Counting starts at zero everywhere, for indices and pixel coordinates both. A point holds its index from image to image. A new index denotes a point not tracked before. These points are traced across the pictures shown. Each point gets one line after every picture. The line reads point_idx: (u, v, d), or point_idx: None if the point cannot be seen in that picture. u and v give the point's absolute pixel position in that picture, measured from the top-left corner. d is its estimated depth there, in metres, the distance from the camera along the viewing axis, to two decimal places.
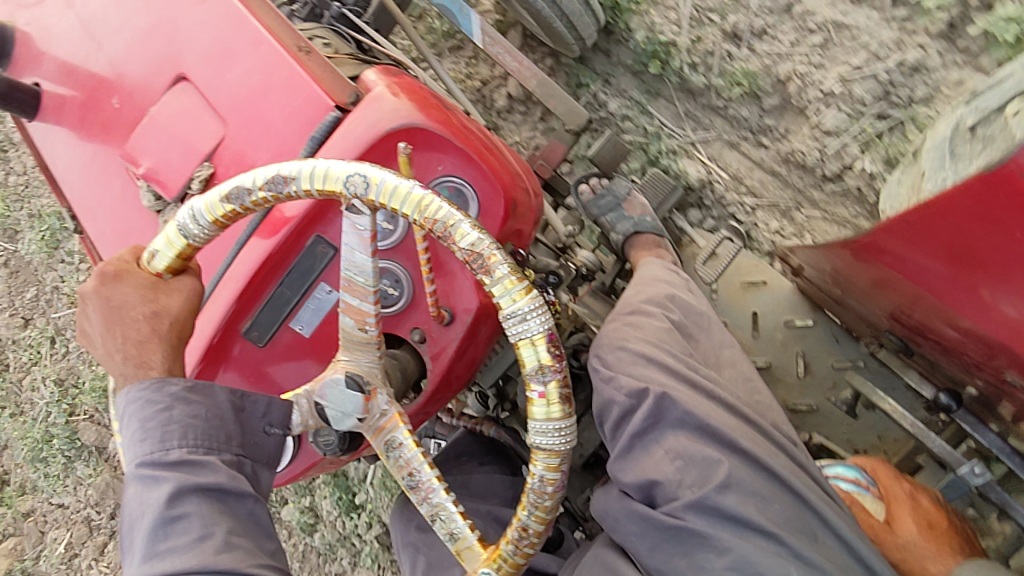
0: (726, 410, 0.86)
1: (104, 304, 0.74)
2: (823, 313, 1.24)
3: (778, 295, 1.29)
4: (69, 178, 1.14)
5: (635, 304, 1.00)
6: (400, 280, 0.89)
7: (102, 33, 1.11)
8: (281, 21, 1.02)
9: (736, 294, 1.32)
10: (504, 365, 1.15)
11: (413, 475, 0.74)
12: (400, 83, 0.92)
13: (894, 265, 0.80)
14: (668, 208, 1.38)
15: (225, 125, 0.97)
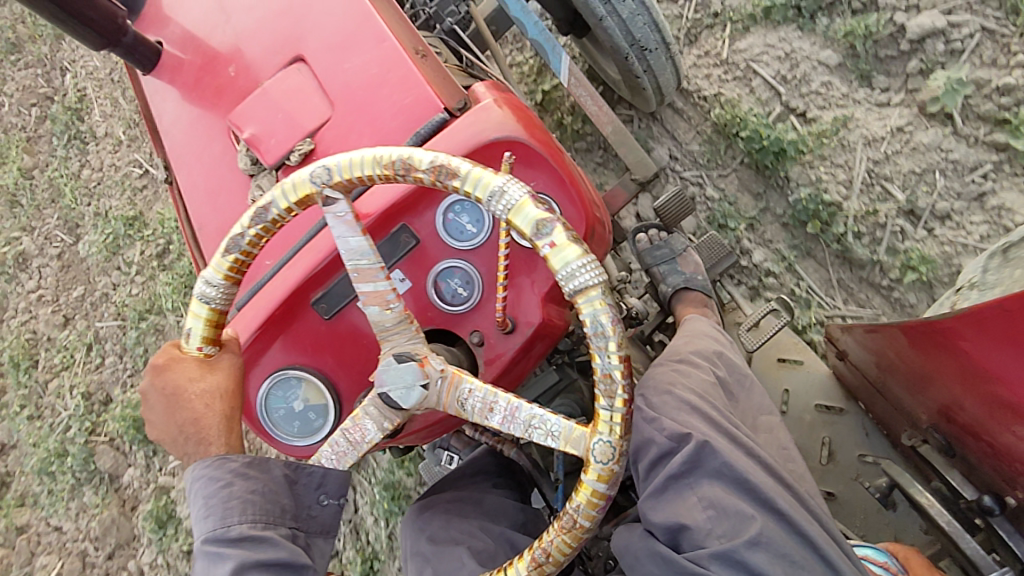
0: (765, 470, 0.83)
1: (163, 395, 0.83)
2: (857, 403, 1.19)
3: (813, 377, 1.25)
4: (170, 132, 1.20)
5: (682, 351, 0.98)
6: (471, 281, 0.92)
7: (233, 7, 1.17)
8: (403, 24, 1.08)
9: (770, 368, 1.30)
10: (542, 387, 1.16)
11: (494, 413, 0.76)
12: (508, 99, 0.96)
13: (969, 359, 0.81)
14: (721, 271, 1.32)
15: (333, 108, 1.03)
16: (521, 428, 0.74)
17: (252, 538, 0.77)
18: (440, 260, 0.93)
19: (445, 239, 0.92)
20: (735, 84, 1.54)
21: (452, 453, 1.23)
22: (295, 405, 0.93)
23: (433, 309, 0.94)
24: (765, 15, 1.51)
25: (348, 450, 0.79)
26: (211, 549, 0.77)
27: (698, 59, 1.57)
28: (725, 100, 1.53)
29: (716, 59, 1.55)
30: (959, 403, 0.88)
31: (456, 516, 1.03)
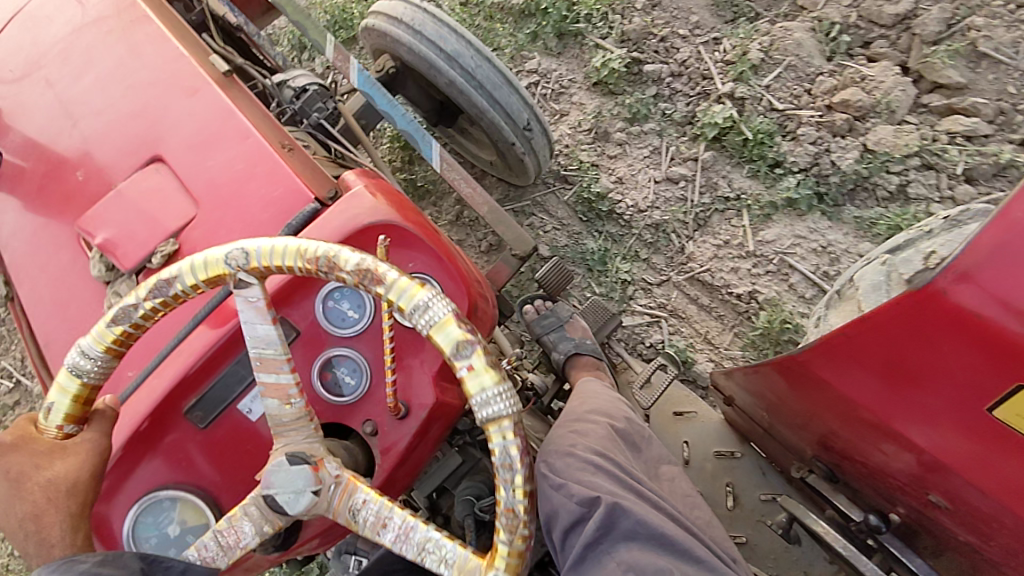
0: (671, 520, 0.87)
1: (1, 478, 0.68)
2: (750, 446, 1.22)
3: (708, 426, 1.28)
4: (13, 246, 1.10)
5: (580, 413, 1.01)
6: (359, 368, 0.89)
7: (80, 111, 1.11)
8: (267, 120, 1.09)
9: (668, 424, 1.32)
10: (444, 473, 1.11)
11: (384, 528, 0.70)
12: (378, 185, 0.98)
13: (824, 387, 0.86)
14: (607, 334, 1.34)
15: (197, 206, 0.99)
16: (414, 551, 0.69)
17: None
18: (326, 350, 0.89)
19: (327, 327, 0.89)
20: (768, 280, 1.48)
21: (360, 555, 1.09)
22: (169, 530, 0.82)
23: (321, 403, 0.90)
24: (788, 205, 1.50)
25: (218, 555, 0.71)
26: None
27: (717, 249, 1.53)
28: (765, 300, 1.46)
29: (742, 250, 1.52)
30: (835, 433, 0.93)
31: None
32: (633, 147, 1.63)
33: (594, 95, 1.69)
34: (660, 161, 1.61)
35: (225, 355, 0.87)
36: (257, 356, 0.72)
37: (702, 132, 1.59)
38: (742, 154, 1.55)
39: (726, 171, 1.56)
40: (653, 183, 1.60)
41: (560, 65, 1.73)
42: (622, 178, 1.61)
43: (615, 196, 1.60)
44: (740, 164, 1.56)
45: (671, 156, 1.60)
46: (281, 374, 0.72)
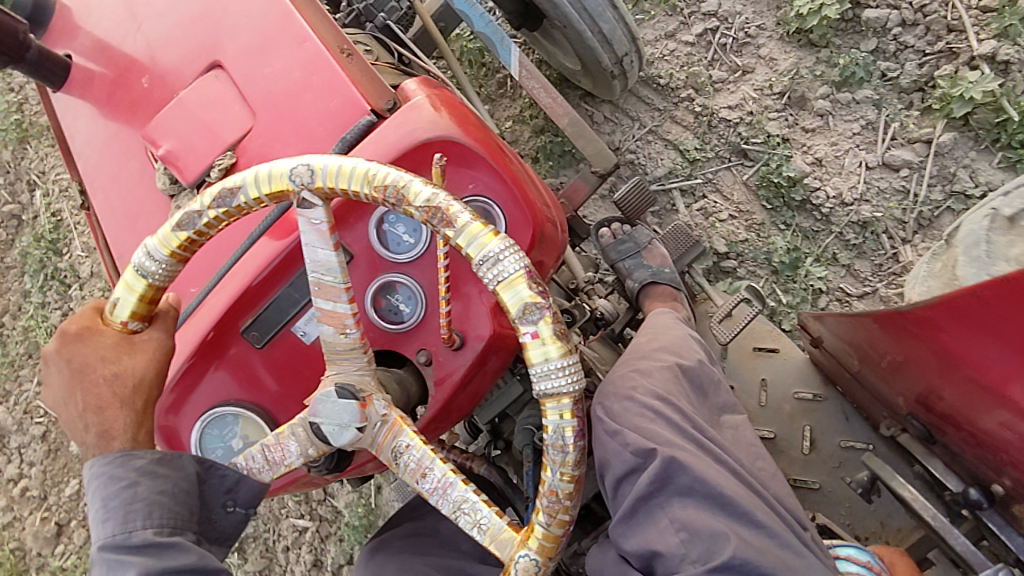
0: (733, 477, 0.78)
1: (68, 367, 0.70)
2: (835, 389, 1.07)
3: (791, 365, 1.13)
4: (88, 154, 1.09)
5: (647, 350, 0.92)
6: (414, 297, 0.85)
7: (144, 13, 1.06)
8: (329, 23, 1.00)
9: (746, 359, 1.16)
10: (504, 401, 1.01)
11: (423, 477, 0.69)
12: (441, 96, 0.89)
13: (945, 347, 0.75)
14: (688, 263, 1.22)
15: (254, 118, 0.95)
16: (450, 508, 0.68)
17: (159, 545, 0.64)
18: (381, 275, 0.85)
19: (383, 253, 0.85)
20: None
21: None
22: (233, 444, 0.85)
23: (375, 328, 0.86)
24: None
25: (263, 468, 0.71)
26: (110, 556, 0.63)
27: None
28: None
29: None
30: (935, 391, 0.83)
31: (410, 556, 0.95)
32: (838, 119, 1.42)
33: (792, 50, 1.45)
34: (873, 137, 1.40)
35: (279, 278, 0.85)
36: (316, 282, 0.69)
37: (942, 107, 1.34)
38: (987, 136, 1.32)
39: (968, 158, 1.34)
40: (864, 169, 1.39)
41: (745, 6, 1.50)
42: (822, 159, 1.41)
43: (812, 182, 1.40)
44: (985, 149, 1.33)
45: (892, 134, 1.39)
46: (340, 303, 0.69)
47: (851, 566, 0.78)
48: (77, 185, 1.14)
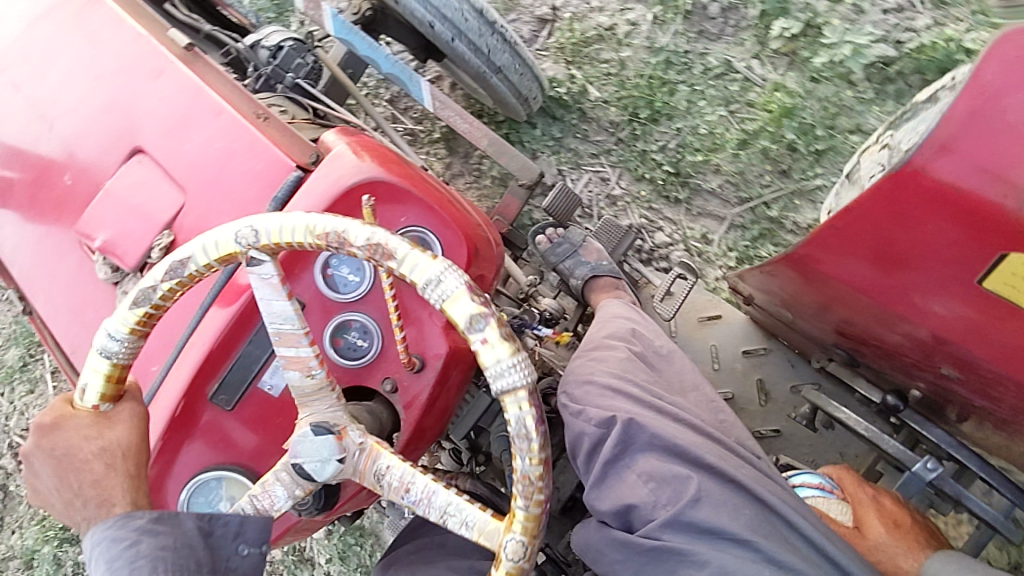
0: (692, 431, 0.90)
1: (50, 459, 0.78)
2: (776, 340, 1.51)
3: (732, 325, 1.59)
4: (18, 259, 1.24)
5: (599, 340, 1.11)
6: (368, 331, 0.95)
7: (53, 114, 1.24)
8: (237, 91, 1.14)
9: (695, 328, 1.61)
10: (474, 414, 1.24)
11: (408, 493, 0.78)
12: (360, 142, 1.01)
13: (827, 275, 0.94)
14: (622, 251, 1.66)
15: (184, 193, 1.06)
16: (437, 513, 0.77)
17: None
18: (335, 316, 0.95)
19: (329, 293, 0.95)
20: None
21: None
22: (219, 506, 0.94)
23: (336, 367, 0.97)
24: None
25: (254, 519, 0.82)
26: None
27: None
28: None
29: None
30: (848, 320, 1.01)
31: (418, 566, 1.11)
32: None
33: None
34: None
35: (235, 338, 0.96)
36: (278, 333, 0.78)
37: None
38: None
39: None
40: None
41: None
42: None
43: None
44: None
45: None
46: (303, 348, 0.78)
47: (809, 490, 0.95)
48: (16, 291, 1.28)
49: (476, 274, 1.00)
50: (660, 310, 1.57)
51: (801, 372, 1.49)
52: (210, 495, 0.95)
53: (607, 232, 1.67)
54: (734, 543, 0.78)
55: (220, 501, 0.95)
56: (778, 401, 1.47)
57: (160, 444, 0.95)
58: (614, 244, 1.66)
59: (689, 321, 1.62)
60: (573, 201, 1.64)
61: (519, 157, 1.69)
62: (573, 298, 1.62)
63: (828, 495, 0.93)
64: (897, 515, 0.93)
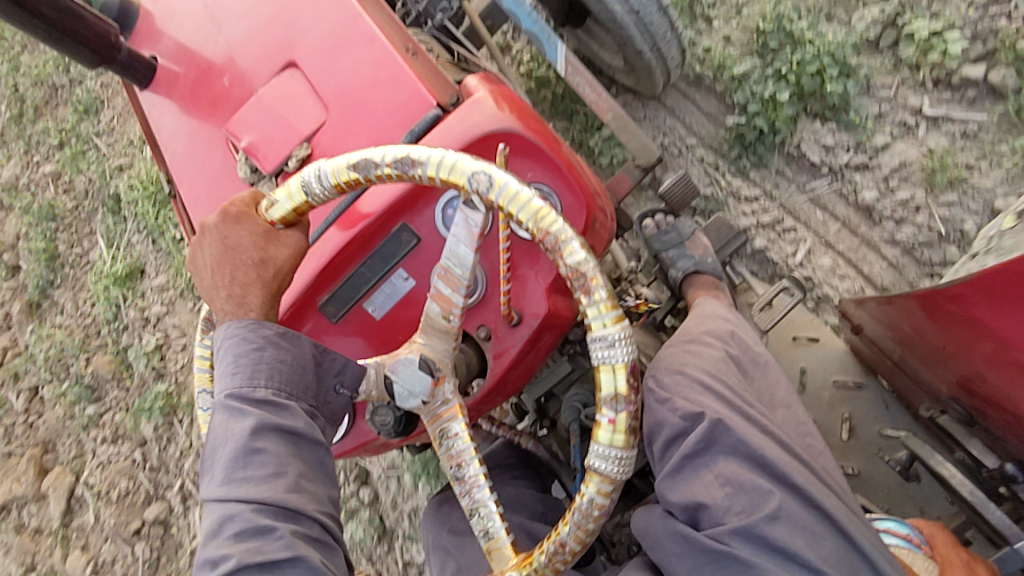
0: (779, 446, 0.88)
1: (221, 239, 0.86)
2: (874, 378, 1.44)
3: (831, 352, 1.50)
4: (171, 145, 1.35)
5: (696, 335, 1.09)
6: (475, 277, 0.98)
7: (223, 18, 1.32)
8: (391, 20, 1.18)
9: (788, 347, 1.54)
10: (552, 378, 1.30)
11: (462, 467, 0.85)
12: (500, 91, 1.02)
13: (982, 317, 0.84)
14: (729, 251, 1.60)
15: (327, 111, 1.11)
16: (472, 503, 0.85)
17: (274, 404, 0.80)
18: None
19: (447, 235, 0.97)
20: None
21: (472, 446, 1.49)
22: None
23: None
24: None
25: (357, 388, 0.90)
26: (236, 404, 0.79)
27: None
28: None
29: None
30: (981, 374, 0.91)
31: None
32: None
33: None
34: None
35: (353, 257, 0.98)
36: (447, 270, 0.83)
37: None
38: None
39: None
40: None
41: None
42: None
43: None
44: None
45: None
46: (456, 294, 0.83)
47: (891, 537, 0.90)
48: (165, 177, 1.39)
49: (589, 244, 1.00)
50: (757, 319, 1.52)
51: (895, 416, 1.41)
52: None
53: (717, 230, 1.61)
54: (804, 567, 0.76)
55: None
56: (863, 438, 1.42)
57: None
58: (722, 245, 1.60)
59: (783, 338, 1.55)
60: (694, 190, 1.56)
61: (641, 138, 1.64)
62: (667, 290, 1.62)
63: (914, 548, 0.87)
64: None
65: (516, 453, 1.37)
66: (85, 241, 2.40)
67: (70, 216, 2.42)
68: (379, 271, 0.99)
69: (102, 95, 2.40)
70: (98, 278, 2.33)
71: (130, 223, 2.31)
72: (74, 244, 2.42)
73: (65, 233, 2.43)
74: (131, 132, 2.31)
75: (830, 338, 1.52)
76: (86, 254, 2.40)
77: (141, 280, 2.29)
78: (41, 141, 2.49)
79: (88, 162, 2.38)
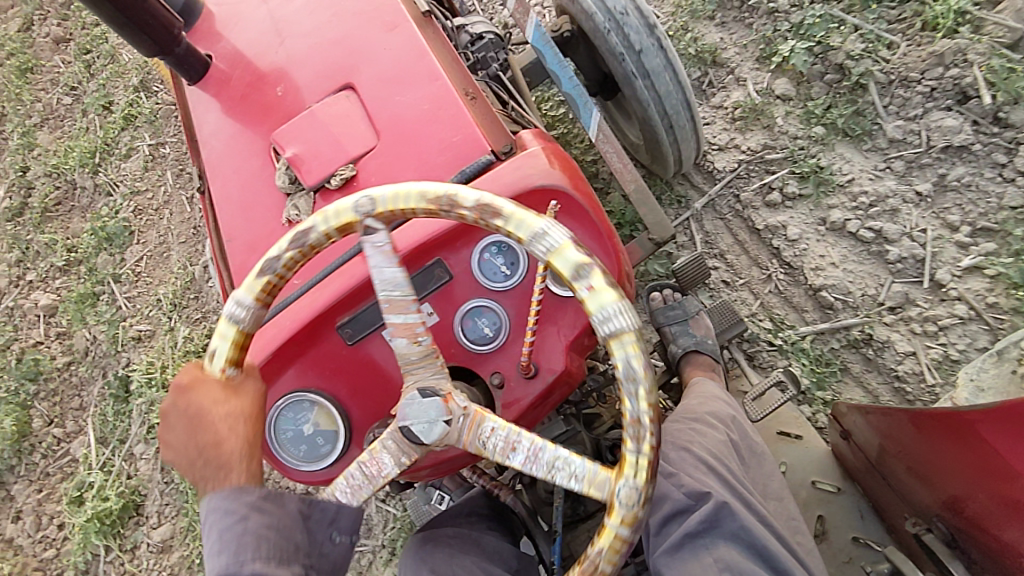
0: (777, 539, 0.89)
1: (185, 413, 0.82)
2: (853, 485, 1.45)
3: (811, 453, 1.53)
4: (210, 142, 1.36)
5: (699, 414, 1.10)
6: (499, 324, 0.98)
7: (288, 32, 1.35)
8: (452, 58, 1.22)
9: (773, 440, 1.57)
10: (546, 436, 1.29)
11: (515, 449, 0.78)
12: (553, 149, 1.05)
13: (990, 449, 0.87)
14: (729, 336, 1.62)
15: (378, 138, 1.14)
16: (545, 468, 0.77)
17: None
18: (474, 297, 0.99)
19: (478, 278, 0.99)
20: None
21: (443, 492, 1.46)
22: (304, 428, 1.01)
23: (458, 346, 1.00)
24: None
25: (363, 484, 0.82)
26: None
27: None
28: None
29: None
30: (965, 495, 0.95)
31: (456, 552, 1.15)
32: None
33: None
34: None
35: None
36: (389, 300, 0.81)
37: None
38: None
39: None
40: None
41: None
42: None
43: None
44: None
45: None
46: (409, 312, 0.81)
47: None
48: (198, 171, 1.39)
49: None
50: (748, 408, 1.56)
51: (869, 528, 1.41)
52: (300, 413, 1.02)
53: (722, 312, 1.64)
54: None
55: (306, 422, 1.02)
56: (835, 544, 1.42)
57: (282, 343, 1.01)
58: (722, 330, 1.62)
59: (769, 431, 1.57)
60: (705, 272, 1.61)
61: (657, 213, 1.71)
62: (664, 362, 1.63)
63: None
64: None
65: (493, 503, 1.34)
66: (68, 419, 2.20)
67: (59, 379, 2.23)
68: None
69: (133, 225, 2.30)
70: (77, 514, 2.05)
71: (135, 426, 2.10)
72: (53, 423, 2.20)
73: (49, 401, 2.22)
74: (159, 292, 2.21)
75: (813, 438, 1.55)
76: (65, 444, 2.18)
77: (137, 514, 2.05)
78: (47, 266, 2.34)
79: (98, 317, 2.24)
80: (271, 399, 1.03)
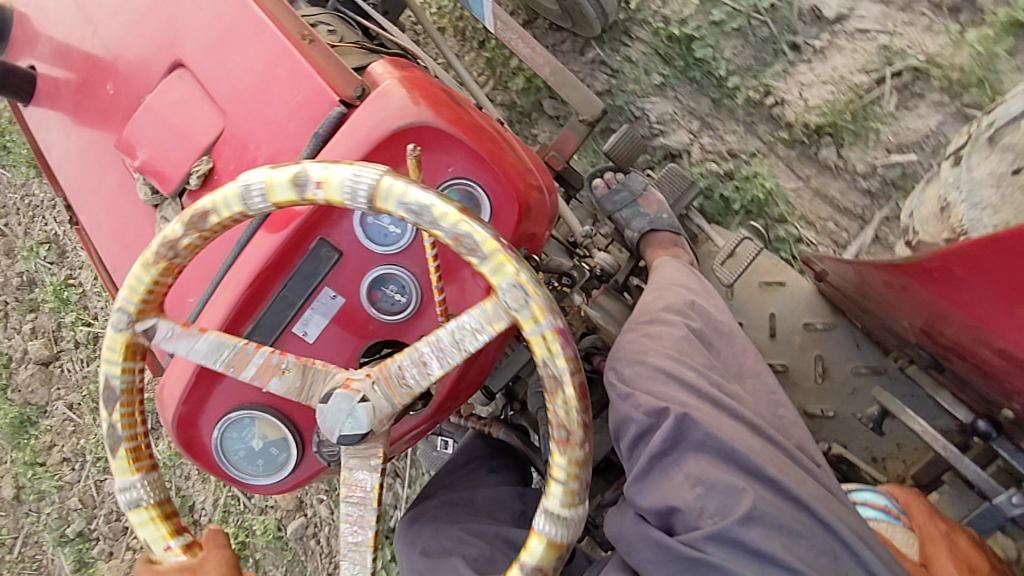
0: (749, 432, 0.84)
1: None
2: (842, 317, 1.39)
3: (797, 296, 1.45)
4: (65, 167, 1.22)
5: (654, 313, 1.00)
6: (406, 286, 0.90)
7: (98, 17, 1.17)
8: (282, 6, 1.06)
9: (755, 294, 1.48)
10: (515, 366, 1.20)
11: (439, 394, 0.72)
12: (411, 77, 0.91)
13: (937, 291, 0.82)
14: (685, 204, 1.53)
15: (224, 118, 1.00)
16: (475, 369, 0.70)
17: None
18: (372, 268, 0.90)
19: (368, 245, 0.89)
20: None
21: (446, 436, 1.39)
22: (252, 443, 0.96)
23: (374, 322, 0.92)
24: None
25: (363, 513, 0.76)
26: None
27: None
28: None
29: None
30: (938, 327, 0.90)
31: (443, 524, 1.13)
32: None
33: None
34: None
35: (274, 278, 0.89)
36: None
37: None
38: None
39: None
40: None
41: None
42: None
43: None
44: None
45: None
46: None
47: (869, 509, 0.89)
48: (64, 201, 1.27)
49: (527, 234, 0.93)
50: (719, 272, 1.47)
51: (868, 354, 1.35)
52: (243, 431, 0.95)
53: (670, 181, 1.54)
54: (782, 568, 0.73)
55: (252, 438, 0.95)
56: (836, 379, 1.36)
57: (195, 372, 0.94)
58: (678, 198, 1.53)
59: (748, 285, 1.48)
60: (641, 144, 1.48)
61: (582, 90, 1.51)
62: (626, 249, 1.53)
63: (893, 521, 0.86)
64: (972, 559, 0.81)
65: (488, 442, 1.31)
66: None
67: None
68: (303, 291, 0.90)
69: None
70: None
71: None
72: None
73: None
74: None
75: (795, 281, 1.46)
76: None
77: None
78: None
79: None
80: (209, 423, 0.97)
